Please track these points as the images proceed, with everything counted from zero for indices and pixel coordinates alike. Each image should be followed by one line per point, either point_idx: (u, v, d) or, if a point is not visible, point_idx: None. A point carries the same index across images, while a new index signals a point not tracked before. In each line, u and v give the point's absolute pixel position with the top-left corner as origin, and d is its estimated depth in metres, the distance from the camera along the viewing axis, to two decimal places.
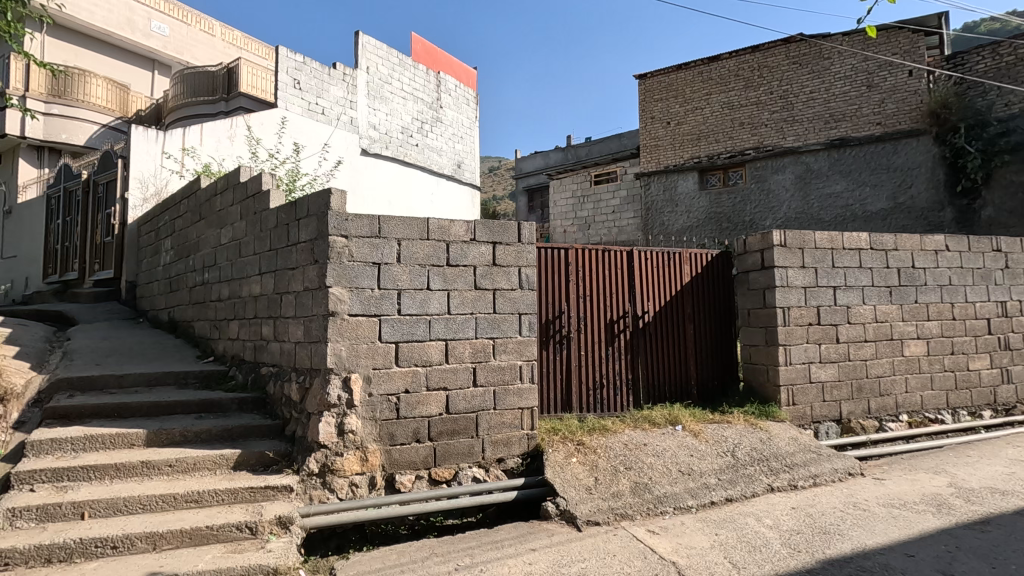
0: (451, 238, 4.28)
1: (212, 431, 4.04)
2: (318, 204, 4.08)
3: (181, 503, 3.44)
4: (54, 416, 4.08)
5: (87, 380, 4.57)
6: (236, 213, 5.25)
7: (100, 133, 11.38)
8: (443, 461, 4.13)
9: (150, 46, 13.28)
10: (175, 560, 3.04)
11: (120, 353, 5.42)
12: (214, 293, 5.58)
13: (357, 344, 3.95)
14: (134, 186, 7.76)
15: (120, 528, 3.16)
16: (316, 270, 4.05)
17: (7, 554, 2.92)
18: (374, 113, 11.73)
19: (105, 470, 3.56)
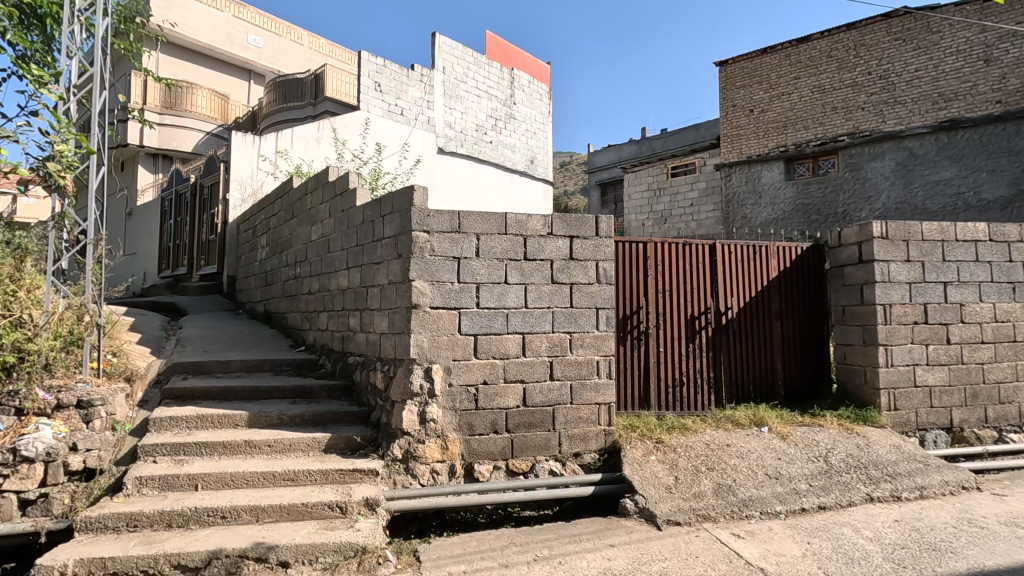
0: (528, 232, 4.30)
1: (304, 415, 4.31)
2: (401, 200, 4.23)
3: (279, 480, 3.70)
4: (172, 397, 4.52)
5: (198, 365, 5.02)
6: (325, 211, 5.56)
7: (205, 140, 12.43)
8: (520, 453, 4.18)
9: (247, 57, 14.33)
10: (275, 532, 3.27)
11: (224, 341, 5.90)
12: (305, 286, 5.94)
13: (438, 336, 4.08)
14: (235, 187, 8.41)
15: (228, 500, 3.45)
16: (399, 264, 4.21)
17: (136, 517, 3.28)
18: (450, 112, 11.99)
19: (213, 447, 3.90)
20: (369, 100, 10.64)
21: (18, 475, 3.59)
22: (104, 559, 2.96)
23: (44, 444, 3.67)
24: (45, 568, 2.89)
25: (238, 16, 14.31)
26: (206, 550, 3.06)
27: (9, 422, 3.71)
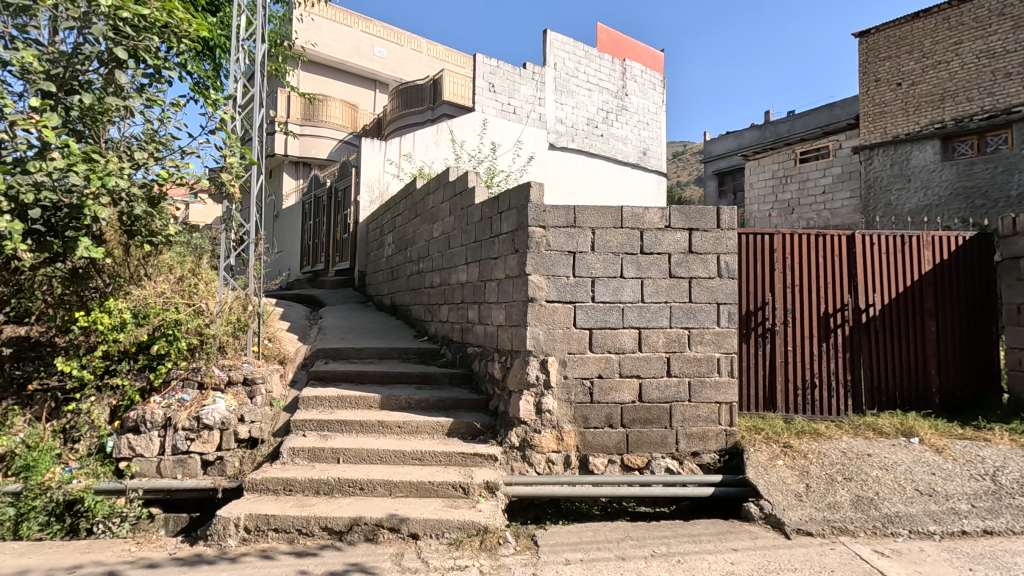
0: (645, 226, 4.24)
1: (429, 400, 4.62)
2: (518, 197, 4.36)
3: (408, 459, 4.01)
4: (316, 378, 5.08)
5: (337, 351, 5.57)
6: (446, 210, 5.89)
7: (338, 147, 13.61)
8: (636, 448, 4.15)
9: (373, 68, 15.45)
10: (406, 506, 3.57)
11: (357, 330, 6.47)
12: (427, 280, 6.32)
13: (553, 328, 4.17)
14: (364, 189, 9.16)
15: (365, 474, 3.82)
16: (516, 259, 4.35)
17: (290, 482, 3.74)
18: (562, 107, 12.04)
19: (352, 425, 4.32)
20: (484, 102, 11.03)
21: (201, 439, 4.23)
22: (267, 516, 3.42)
23: (220, 414, 4.27)
24: (225, 519, 3.40)
25: (366, 31, 15.50)
26: (348, 516, 3.42)
27: (194, 395, 4.44)
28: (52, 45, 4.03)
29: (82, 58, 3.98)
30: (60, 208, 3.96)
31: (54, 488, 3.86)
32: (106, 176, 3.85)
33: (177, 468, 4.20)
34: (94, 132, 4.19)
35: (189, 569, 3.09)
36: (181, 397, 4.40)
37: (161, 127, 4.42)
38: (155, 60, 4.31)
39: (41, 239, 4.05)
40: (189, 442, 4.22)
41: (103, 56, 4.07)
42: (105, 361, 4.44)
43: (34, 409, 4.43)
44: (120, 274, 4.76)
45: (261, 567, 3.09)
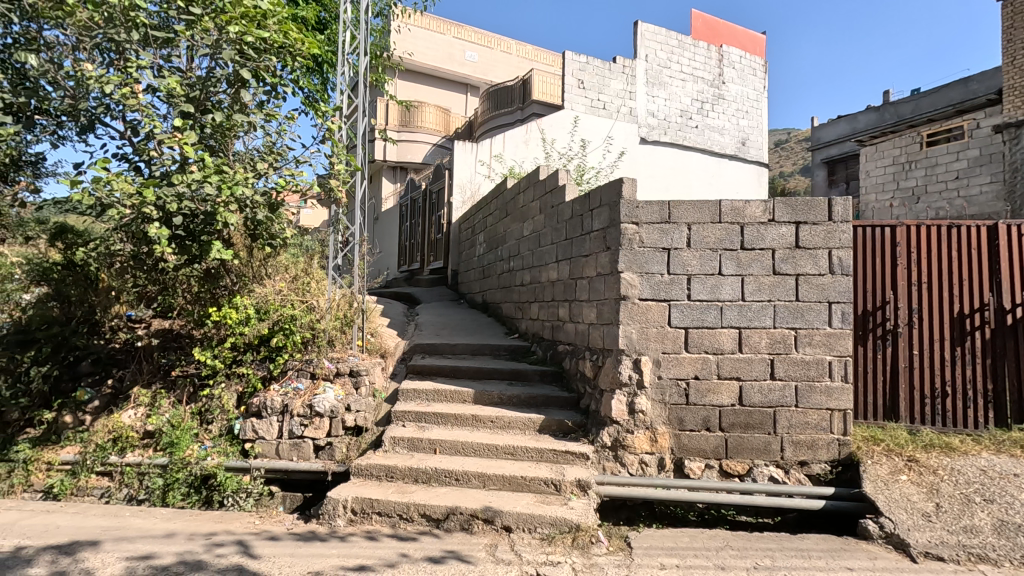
0: (745, 220, 4.02)
1: (521, 396, 4.69)
2: (610, 193, 4.30)
3: (501, 453, 4.10)
4: (415, 372, 5.34)
5: (432, 346, 5.81)
6: (536, 208, 5.94)
7: (432, 151, 14.12)
8: (736, 454, 3.96)
9: (465, 72, 15.89)
10: (500, 499, 3.65)
11: (451, 327, 6.70)
12: (518, 278, 6.41)
13: (647, 327, 4.08)
14: (457, 191, 9.47)
15: (460, 465, 3.95)
16: (608, 257, 4.29)
17: (392, 469, 3.96)
18: (654, 100, 11.69)
19: (447, 418, 4.49)
20: (574, 99, 10.98)
21: (313, 425, 4.61)
22: (372, 500, 3.64)
23: (329, 402, 4.65)
24: (334, 501, 3.67)
25: (458, 36, 15.99)
26: (446, 505, 3.56)
27: (307, 383, 4.84)
28: (189, 71, 4.53)
29: (214, 81, 4.47)
30: (196, 216, 4.43)
31: (192, 463, 4.41)
32: (235, 186, 4.30)
33: (292, 450, 4.60)
34: (223, 146, 4.65)
35: (304, 543, 3.37)
36: (295, 385, 4.81)
37: (278, 139, 4.84)
38: (272, 79, 4.73)
39: (183, 243, 4.58)
40: (302, 428, 4.60)
41: (231, 77, 4.53)
42: (233, 352, 4.94)
43: (177, 393, 5.03)
44: (246, 274, 5.20)
45: (367, 547, 3.30)
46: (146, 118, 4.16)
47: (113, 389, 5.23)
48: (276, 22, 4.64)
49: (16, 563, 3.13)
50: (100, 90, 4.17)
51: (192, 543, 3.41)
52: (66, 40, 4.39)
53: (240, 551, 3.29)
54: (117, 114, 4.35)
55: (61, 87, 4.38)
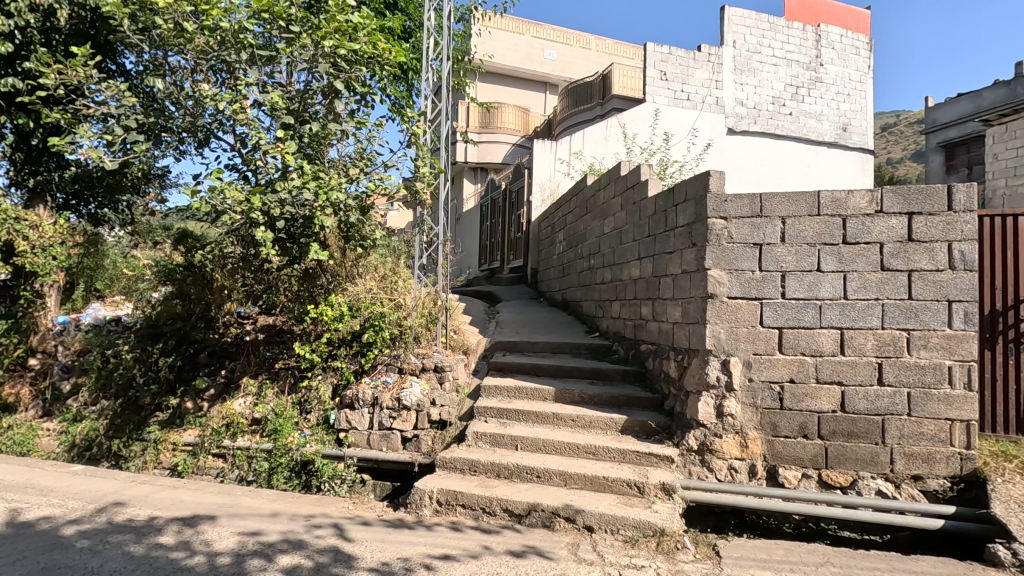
0: (848, 212, 3.72)
1: (602, 396, 4.63)
2: (696, 187, 4.15)
3: (582, 452, 4.08)
4: (496, 369, 5.43)
5: (513, 344, 5.88)
6: (617, 205, 5.84)
7: (512, 151, 14.25)
8: (837, 464, 3.68)
9: (544, 71, 15.93)
10: (581, 498, 3.63)
11: (531, 325, 6.74)
12: (599, 276, 6.34)
13: (736, 327, 3.89)
14: (536, 189, 9.54)
15: (541, 462, 3.97)
16: (694, 253, 4.14)
17: (475, 463, 4.06)
18: (743, 88, 11.10)
19: (528, 415, 4.52)
20: (655, 92, 10.68)
21: (401, 417, 4.82)
22: (456, 492, 3.75)
23: (416, 396, 4.83)
24: (421, 491, 3.82)
25: (537, 36, 16.05)
26: (527, 501, 3.59)
27: (395, 377, 5.10)
28: (289, 85, 4.87)
29: (310, 93, 4.78)
30: (297, 220, 4.73)
31: (294, 449, 4.77)
32: (330, 191, 4.57)
33: (382, 441, 4.83)
34: (319, 154, 4.92)
35: (393, 530, 3.53)
36: (385, 379, 5.07)
37: (367, 145, 5.09)
38: (362, 88, 4.99)
39: (285, 246, 4.91)
40: (392, 420, 4.82)
41: (326, 89, 4.83)
42: (329, 346, 5.27)
43: (280, 384, 5.43)
44: (340, 273, 5.53)
45: (451, 538, 3.40)
46: (253, 131, 4.52)
47: (226, 378, 5.69)
48: (366, 34, 4.88)
49: (149, 530, 3.53)
50: (215, 107, 4.59)
51: (293, 523, 3.67)
52: (186, 64, 4.88)
53: (336, 533, 3.51)
54: (228, 128, 4.77)
55: (182, 107, 4.87)
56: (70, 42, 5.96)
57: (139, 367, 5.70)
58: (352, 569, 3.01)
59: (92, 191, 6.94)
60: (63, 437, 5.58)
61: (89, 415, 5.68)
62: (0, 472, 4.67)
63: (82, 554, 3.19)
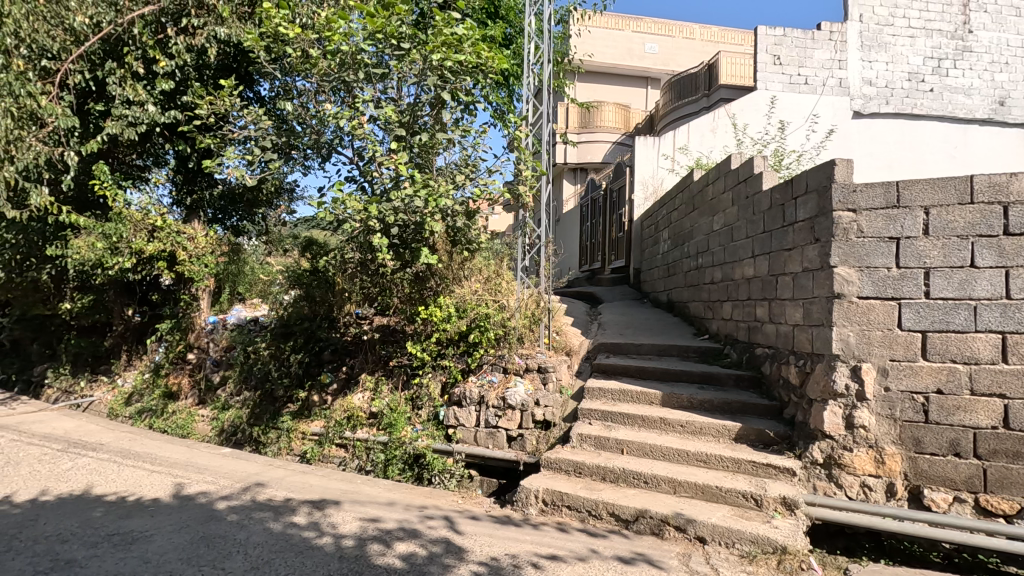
0: (1010, 198, 3.24)
1: (714, 401, 4.41)
2: (819, 177, 3.83)
3: (692, 459, 3.91)
4: (600, 371, 5.37)
5: (617, 346, 5.78)
6: (728, 200, 5.53)
7: (612, 149, 14.02)
8: (998, 488, 3.22)
9: (645, 65, 15.53)
10: (692, 507, 3.48)
11: (635, 326, 6.58)
12: (707, 276, 6.04)
13: (869, 330, 3.53)
14: (638, 187, 9.31)
15: (649, 468, 3.87)
16: (817, 250, 3.82)
17: (580, 465, 4.04)
18: (871, 66, 10.05)
19: (634, 419, 4.42)
20: (768, 78, 10.03)
21: (506, 416, 4.95)
22: (561, 493, 3.77)
23: (521, 396, 4.94)
24: (527, 490, 3.88)
25: (637, 30, 15.67)
26: (635, 507, 3.52)
27: (500, 377, 5.24)
28: (400, 99, 5.16)
29: (420, 106, 5.04)
30: (408, 226, 5.00)
31: (407, 443, 5.04)
32: (439, 198, 4.78)
33: (488, 439, 4.97)
34: (428, 163, 5.17)
35: (501, 526, 3.62)
36: (490, 378, 5.24)
37: (472, 152, 5.24)
38: (467, 98, 5.16)
39: (399, 251, 5.20)
40: (497, 418, 4.96)
41: (432, 100, 5.06)
42: (438, 346, 5.50)
43: (394, 380, 5.77)
44: (447, 276, 5.69)
45: (558, 538, 3.42)
46: (369, 144, 4.85)
47: (346, 374, 6.11)
48: (471, 45, 5.04)
49: (285, 510, 3.92)
50: (336, 124, 4.98)
51: (409, 513, 3.89)
52: (311, 86, 5.35)
53: (447, 525, 3.66)
54: (348, 142, 5.15)
55: (308, 126, 5.34)
56: (217, 75, 6.87)
57: (274, 362, 6.33)
58: (463, 561, 3.13)
59: (234, 206, 7.85)
60: (215, 422, 6.36)
61: (234, 405, 6.42)
62: (168, 451, 5.43)
63: (232, 527, 3.62)
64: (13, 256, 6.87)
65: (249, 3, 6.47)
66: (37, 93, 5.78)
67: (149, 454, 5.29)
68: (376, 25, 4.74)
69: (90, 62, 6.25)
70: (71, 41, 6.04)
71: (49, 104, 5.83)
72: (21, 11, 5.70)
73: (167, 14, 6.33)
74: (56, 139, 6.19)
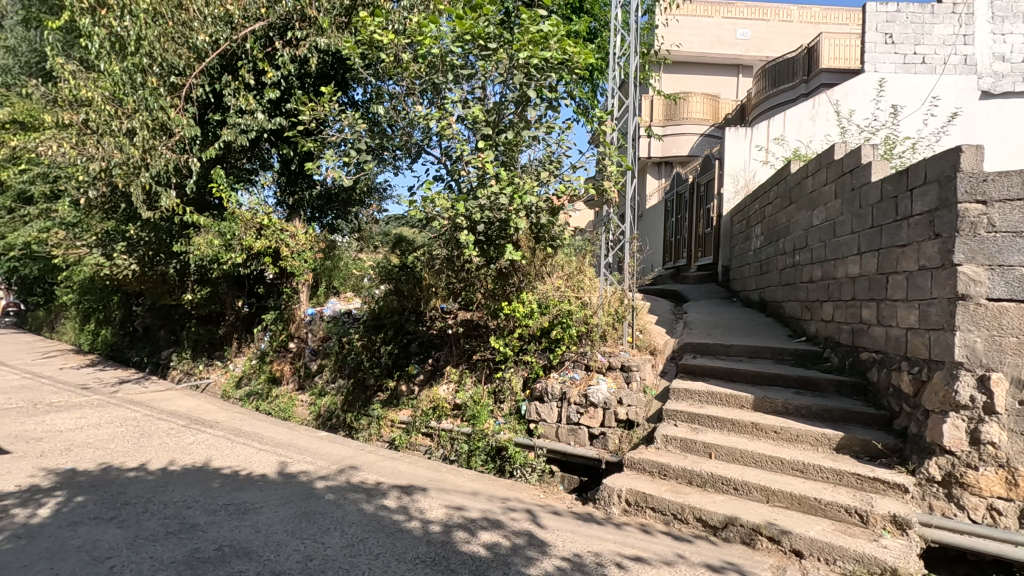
0: None
1: (812, 408, 4.14)
2: (940, 166, 3.49)
3: (788, 468, 3.70)
4: (686, 372, 5.21)
5: (704, 346, 5.57)
6: (830, 192, 5.15)
7: (699, 142, 13.49)
8: None
9: (736, 53, 14.79)
10: (787, 518, 3.29)
11: (724, 326, 6.31)
12: (805, 275, 5.67)
13: (1000, 337, 3.16)
14: (728, 180, 8.89)
15: (739, 474, 3.70)
16: (937, 246, 3.49)
17: (665, 467, 3.94)
18: (1003, 39, 9.05)
19: (723, 422, 4.24)
20: (877, 59, 9.29)
21: (589, 413, 4.94)
22: (645, 494, 3.70)
23: (603, 394, 4.92)
24: (610, 488, 3.84)
25: (728, 16, 14.94)
26: (724, 513, 3.38)
27: (582, 374, 5.24)
28: (485, 98, 5.27)
29: (505, 105, 5.12)
30: (494, 223, 5.07)
31: (490, 435, 5.18)
32: (525, 194, 4.81)
33: (570, 435, 4.98)
34: (512, 160, 5.22)
35: (584, 524, 3.61)
36: (572, 375, 5.25)
37: (556, 148, 5.21)
38: (551, 94, 5.15)
39: (484, 247, 5.30)
40: (579, 415, 4.97)
41: (517, 98, 5.12)
42: (520, 341, 5.55)
43: (477, 373, 5.91)
44: (530, 272, 5.71)
45: (642, 540, 3.36)
46: (457, 144, 4.99)
47: (432, 366, 6.36)
48: (557, 41, 5.03)
49: (376, 493, 4.15)
50: (426, 125, 5.14)
51: (492, 504, 3.98)
52: (402, 89, 5.58)
53: (529, 518, 3.71)
54: (436, 142, 5.31)
55: (399, 127, 5.57)
56: (317, 83, 7.37)
57: (366, 352, 6.69)
58: (546, 555, 3.16)
59: (330, 205, 8.37)
60: (313, 407, 6.83)
61: (330, 392, 6.87)
62: (273, 432, 5.91)
63: (329, 505, 3.88)
64: (146, 251, 7.73)
65: (346, 13, 6.83)
66: (168, 106, 6.46)
67: (256, 434, 5.78)
68: (465, 27, 4.86)
69: (210, 76, 6.88)
70: (195, 58, 6.67)
71: (177, 116, 6.49)
72: (154, 34, 6.39)
73: (275, 28, 6.88)
74: (182, 147, 6.87)
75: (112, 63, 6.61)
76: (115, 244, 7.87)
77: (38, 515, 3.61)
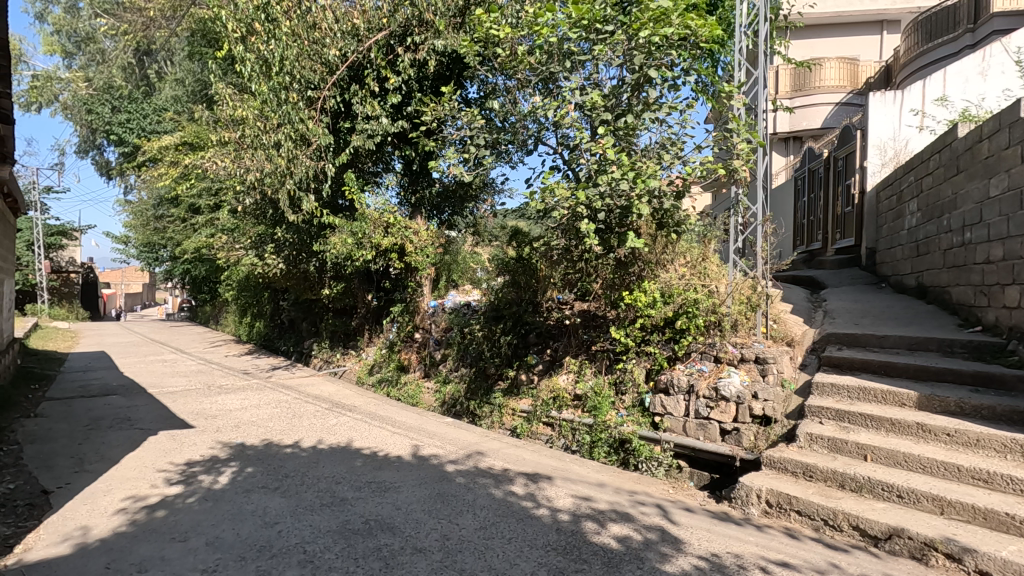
0: None
1: (996, 409, 3.57)
2: None
3: (966, 476, 3.22)
4: (830, 365, 4.73)
5: (851, 337, 5.04)
6: (1013, 157, 4.40)
7: (834, 113, 12.20)
8: None
9: (879, 7, 13.13)
10: (969, 534, 2.87)
11: (874, 315, 5.65)
12: (978, 255, 4.90)
13: None
14: (874, 152, 7.90)
15: (904, 480, 3.29)
16: None
17: (811, 468, 3.62)
18: None
19: (880, 422, 3.80)
20: None
21: (720, 408, 4.69)
22: (790, 496, 3.42)
23: (735, 387, 4.64)
24: (747, 487, 3.61)
25: None
26: (888, 523, 3.03)
27: (711, 366, 5.01)
28: (601, 84, 5.16)
29: (623, 87, 4.96)
30: (615, 210, 4.94)
31: (612, 427, 5.10)
32: (648, 178, 4.59)
33: (699, 430, 4.76)
34: (630, 144, 5.06)
35: (719, 523, 3.43)
36: (700, 367, 5.05)
37: (678, 129, 4.94)
38: (673, 72, 4.89)
39: (604, 235, 5.20)
40: (709, 409, 4.74)
41: (637, 80, 4.92)
42: (642, 332, 5.41)
43: (597, 364, 5.83)
44: (651, 260, 5.51)
45: (787, 545, 3.12)
46: (575, 132, 4.91)
47: (551, 356, 6.38)
48: (679, 16, 4.76)
49: (504, 479, 4.26)
50: (544, 115, 5.11)
51: (619, 496, 3.91)
52: (517, 83, 5.62)
53: (661, 513, 3.59)
54: (551, 132, 5.29)
55: (514, 120, 5.60)
56: (435, 84, 7.74)
57: (486, 342, 6.89)
58: (681, 552, 3.04)
59: (448, 202, 8.70)
60: (438, 394, 7.18)
61: (453, 380, 7.19)
62: (404, 417, 6.29)
63: (461, 489, 4.05)
64: (291, 252, 8.53)
65: (460, 13, 7.08)
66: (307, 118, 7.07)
67: (389, 418, 6.19)
68: (582, 12, 4.77)
69: (340, 87, 7.44)
70: (327, 72, 7.26)
71: (314, 127, 7.10)
72: (293, 54, 6.94)
73: (395, 36, 7.29)
74: (319, 155, 7.50)
75: (261, 83, 7.29)
76: (265, 246, 8.81)
77: (219, 482, 4.17)
